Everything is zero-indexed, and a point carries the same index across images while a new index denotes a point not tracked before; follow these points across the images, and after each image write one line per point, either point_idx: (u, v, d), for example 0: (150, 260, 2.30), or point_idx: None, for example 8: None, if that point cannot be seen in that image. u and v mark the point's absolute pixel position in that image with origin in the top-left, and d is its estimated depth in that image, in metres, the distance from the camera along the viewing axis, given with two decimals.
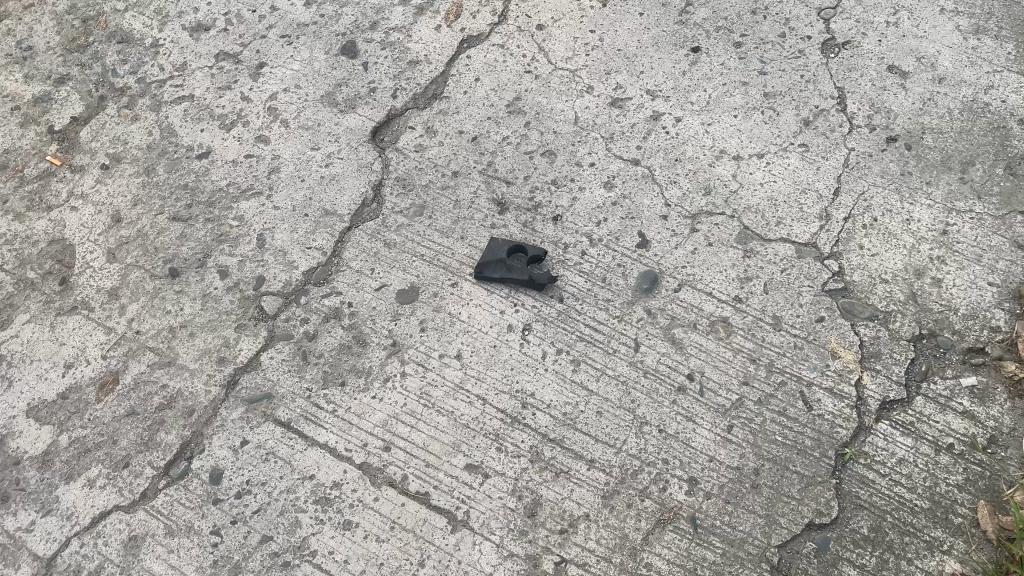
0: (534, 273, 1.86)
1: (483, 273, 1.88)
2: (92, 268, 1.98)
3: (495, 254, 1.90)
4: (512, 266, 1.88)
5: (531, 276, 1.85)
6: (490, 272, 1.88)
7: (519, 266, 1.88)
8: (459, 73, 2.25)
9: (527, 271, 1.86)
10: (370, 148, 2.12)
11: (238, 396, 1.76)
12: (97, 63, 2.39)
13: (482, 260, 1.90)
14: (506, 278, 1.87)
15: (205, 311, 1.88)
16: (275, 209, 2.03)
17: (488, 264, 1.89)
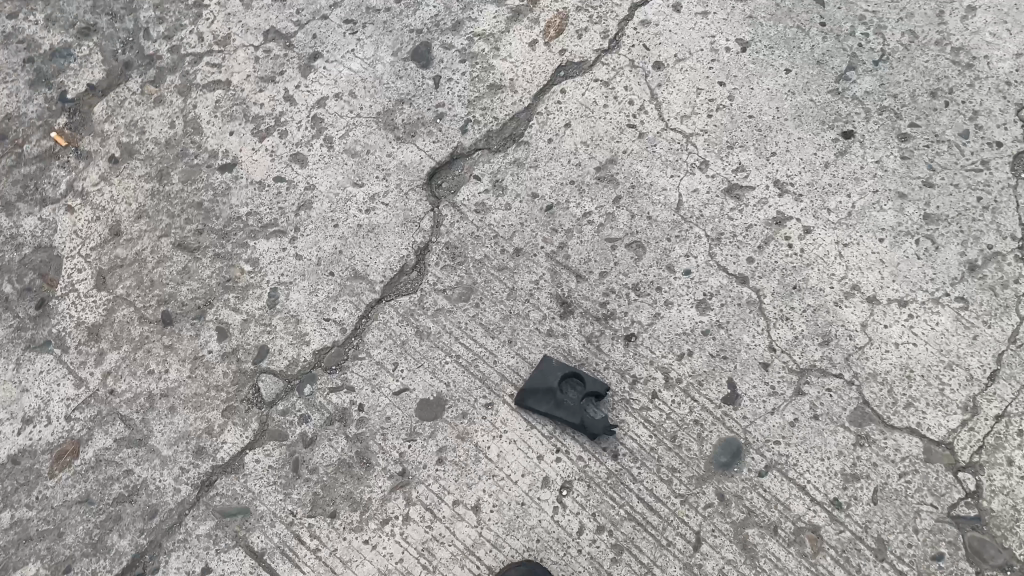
0: (589, 416, 1.49)
1: (527, 401, 1.51)
2: (76, 293, 1.68)
3: (545, 378, 1.53)
4: (564, 399, 1.51)
5: (585, 420, 1.48)
6: (536, 400, 1.51)
7: (573, 401, 1.51)
8: (547, 113, 1.82)
9: (581, 411, 1.49)
10: (423, 197, 1.73)
11: (210, 505, 1.47)
12: (131, 17, 1.99)
13: (528, 383, 1.53)
14: (553, 413, 1.50)
15: (192, 380, 1.58)
16: (297, 258, 1.68)
17: (535, 390, 1.52)
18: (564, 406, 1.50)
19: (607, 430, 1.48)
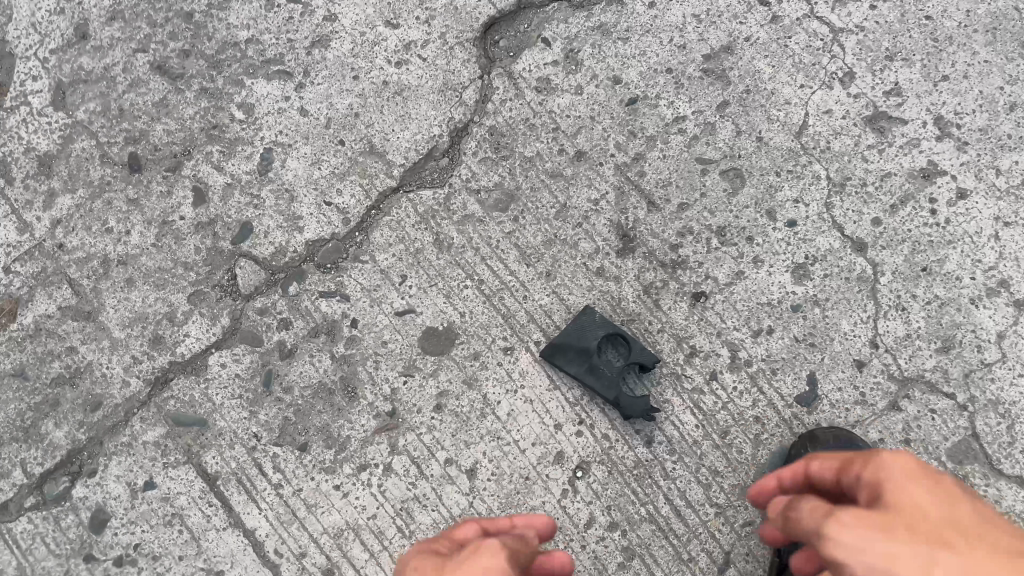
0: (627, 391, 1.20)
1: (556, 356, 1.22)
2: (28, 107, 1.35)
3: (583, 332, 1.22)
4: (600, 364, 1.21)
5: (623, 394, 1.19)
6: (567, 359, 1.22)
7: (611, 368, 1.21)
8: None
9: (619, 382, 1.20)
10: (472, 57, 1.32)
11: (161, 409, 1.24)
12: None
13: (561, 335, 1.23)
14: (584, 378, 1.20)
15: (157, 250, 1.29)
16: (301, 113, 1.32)
17: (567, 346, 1.22)
18: (599, 373, 1.21)
19: (645, 412, 1.19)
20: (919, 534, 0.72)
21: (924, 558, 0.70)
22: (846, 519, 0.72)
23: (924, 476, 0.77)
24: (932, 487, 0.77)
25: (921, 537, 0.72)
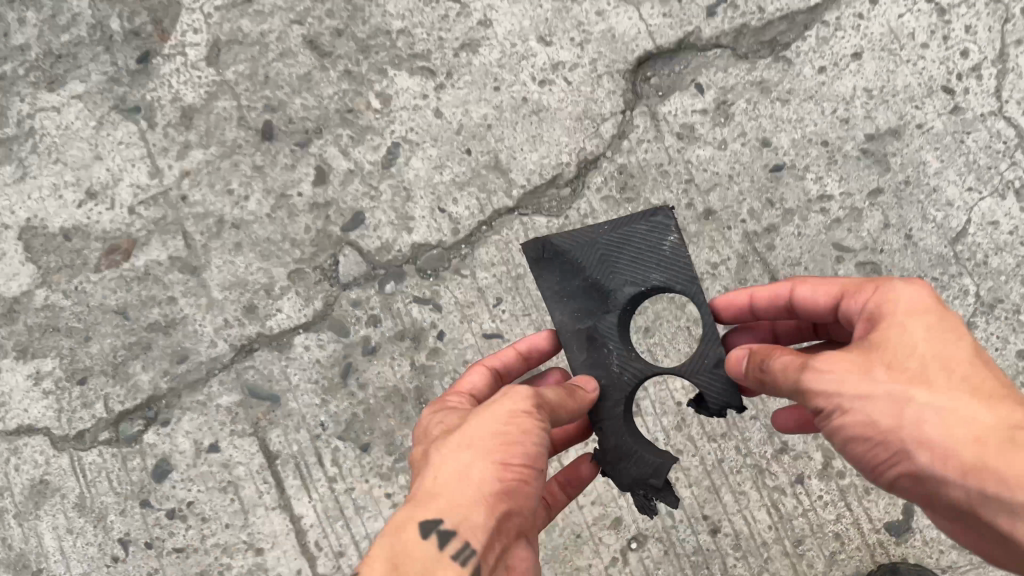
0: (622, 434, 0.94)
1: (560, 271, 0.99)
2: (185, 58, 1.38)
3: (612, 261, 0.98)
4: (601, 329, 0.98)
5: (615, 445, 0.95)
6: (569, 276, 0.98)
7: (613, 338, 0.98)
8: (835, 28, 1.25)
9: (619, 424, 0.95)
10: (619, 89, 1.28)
11: (240, 376, 1.26)
12: None
13: (582, 246, 0.99)
14: (574, 346, 0.98)
15: (271, 221, 1.31)
16: (435, 114, 1.31)
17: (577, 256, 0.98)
18: (600, 346, 0.98)
19: (630, 486, 0.94)
20: (905, 375, 0.77)
21: (903, 402, 0.76)
22: (833, 359, 0.79)
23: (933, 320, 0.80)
24: (956, 344, 0.79)
25: (911, 381, 0.76)
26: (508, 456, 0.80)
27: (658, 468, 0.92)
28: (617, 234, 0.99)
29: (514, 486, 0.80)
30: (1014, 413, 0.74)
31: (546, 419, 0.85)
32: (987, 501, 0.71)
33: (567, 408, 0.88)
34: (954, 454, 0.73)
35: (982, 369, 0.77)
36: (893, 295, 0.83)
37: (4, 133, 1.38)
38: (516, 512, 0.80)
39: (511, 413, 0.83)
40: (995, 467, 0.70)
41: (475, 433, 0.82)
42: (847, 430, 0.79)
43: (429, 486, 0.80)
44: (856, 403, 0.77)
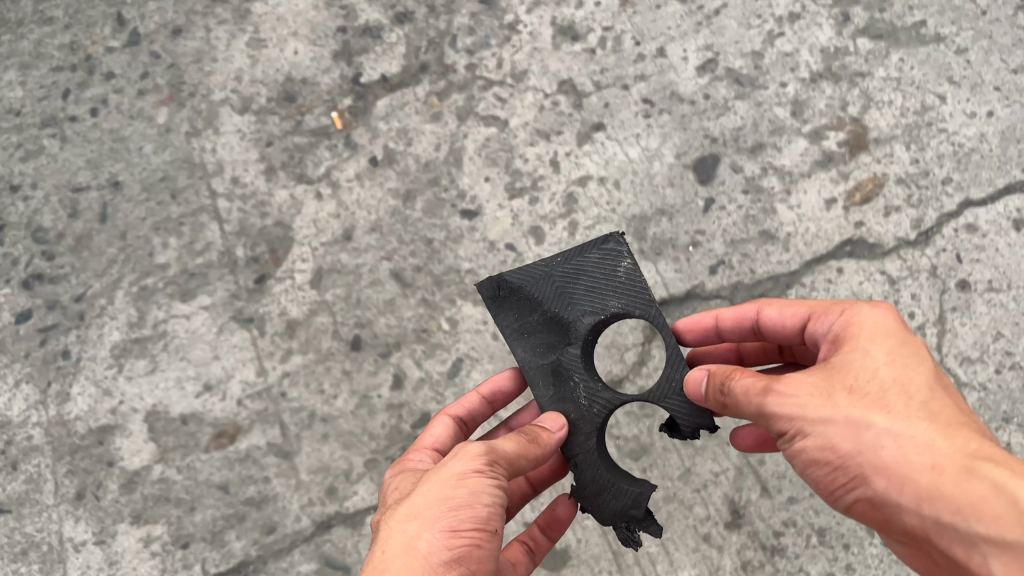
0: (599, 467, 1.24)
1: (528, 309, 1.31)
2: (293, 282, 1.75)
3: (568, 301, 1.29)
4: (566, 353, 1.29)
5: (597, 483, 1.25)
6: (532, 318, 1.30)
7: (576, 362, 1.28)
8: (811, 287, 1.65)
9: (596, 466, 1.24)
10: (640, 327, 1.67)
11: (317, 548, 1.62)
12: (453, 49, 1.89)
13: (542, 285, 1.30)
14: (543, 373, 1.28)
15: (354, 415, 1.66)
16: (493, 337, 1.67)
17: (534, 299, 1.30)
18: (566, 378, 1.28)
19: (612, 517, 1.25)
20: (867, 403, 1.03)
21: (865, 426, 1.01)
22: (807, 390, 1.05)
23: (891, 356, 1.07)
24: (910, 375, 1.06)
25: (873, 409, 1.02)
26: (457, 525, 1.05)
27: (637, 500, 1.23)
28: (566, 270, 1.30)
29: (460, 546, 1.04)
30: (956, 439, 1.00)
31: (495, 482, 1.09)
32: (934, 511, 0.97)
33: (516, 457, 1.14)
34: (911, 483, 0.98)
35: (932, 396, 1.04)
36: (857, 328, 1.12)
37: (143, 334, 1.74)
38: (472, 573, 1.05)
39: (456, 483, 1.08)
40: (944, 484, 0.96)
41: (431, 502, 1.07)
42: (811, 451, 1.05)
43: (392, 560, 1.04)
44: (825, 427, 1.03)
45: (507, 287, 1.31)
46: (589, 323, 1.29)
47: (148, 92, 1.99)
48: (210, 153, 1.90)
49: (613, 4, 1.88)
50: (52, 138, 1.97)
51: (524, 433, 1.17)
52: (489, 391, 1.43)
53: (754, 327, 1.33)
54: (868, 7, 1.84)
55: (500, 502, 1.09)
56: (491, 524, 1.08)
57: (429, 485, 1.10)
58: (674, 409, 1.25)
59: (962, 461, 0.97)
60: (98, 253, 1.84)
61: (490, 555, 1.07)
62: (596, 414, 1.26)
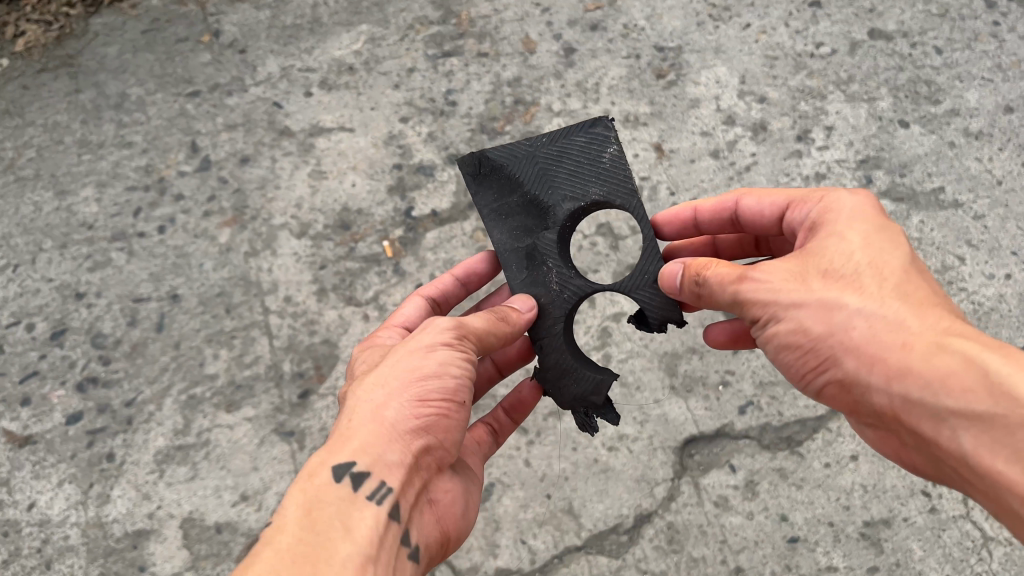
0: (563, 351, 1.49)
1: (509, 190, 1.54)
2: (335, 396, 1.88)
3: (552, 188, 1.53)
4: (543, 236, 1.52)
5: (561, 367, 1.49)
6: (519, 199, 1.54)
7: (551, 245, 1.51)
8: (837, 432, 1.71)
9: (561, 352, 1.48)
10: (670, 461, 1.70)
11: None
12: None
13: (525, 171, 1.54)
14: (519, 252, 1.52)
15: None
16: (525, 464, 1.71)
17: (517, 184, 1.54)
18: (540, 264, 1.51)
19: (571, 401, 1.49)
20: (838, 281, 1.15)
21: (838, 306, 1.13)
22: (783, 276, 1.18)
23: (870, 239, 1.19)
24: (889, 257, 1.17)
25: (847, 287, 1.14)
26: (425, 396, 1.25)
27: (597, 387, 1.47)
28: (551, 157, 1.54)
29: (425, 416, 1.25)
30: (927, 315, 1.09)
31: (459, 359, 1.30)
32: (905, 385, 1.06)
33: (483, 334, 1.34)
34: (880, 362, 1.09)
35: (905, 278, 1.15)
36: (834, 214, 1.25)
37: (187, 441, 1.86)
38: (436, 439, 1.27)
39: (424, 359, 1.28)
40: (913, 359, 1.06)
41: (401, 376, 1.27)
42: (785, 334, 1.18)
43: (361, 428, 1.23)
44: (798, 311, 1.16)
45: (487, 163, 1.55)
46: (569, 209, 1.52)
47: (212, 213, 2.13)
48: (266, 272, 2.03)
49: (650, 157, 2.04)
50: (120, 252, 2.10)
51: (495, 313, 1.37)
52: (461, 273, 1.70)
53: (732, 216, 1.51)
54: (888, 172, 1.99)
55: (465, 375, 1.30)
56: (458, 396, 1.29)
57: (399, 356, 1.30)
58: (644, 302, 1.47)
59: (935, 340, 1.06)
60: (152, 361, 1.95)
61: (454, 425, 1.29)
62: (566, 298, 1.50)
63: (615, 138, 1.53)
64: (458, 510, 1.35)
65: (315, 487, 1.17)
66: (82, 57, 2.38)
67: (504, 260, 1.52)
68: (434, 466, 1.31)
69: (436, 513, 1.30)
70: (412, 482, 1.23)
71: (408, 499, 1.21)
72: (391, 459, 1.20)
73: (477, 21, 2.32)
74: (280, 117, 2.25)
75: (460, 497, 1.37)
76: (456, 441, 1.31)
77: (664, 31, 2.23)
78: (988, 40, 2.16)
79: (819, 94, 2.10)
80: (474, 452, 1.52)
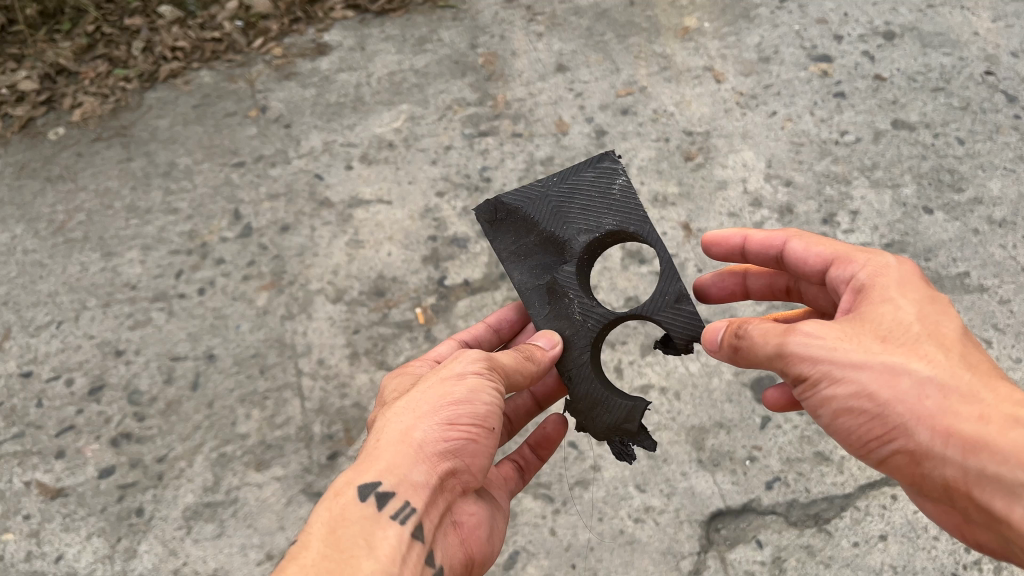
0: (593, 380, 1.52)
1: (525, 231, 1.61)
2: None
3: (566, 219, 1.60)
4: (562, 270, 1.58)
5: (593, 397, 1.52)
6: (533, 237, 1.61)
7: (570, 277, 1.57)
8: (866, 511, 1.70)
9: (591, 381, 1.52)
10: (697, 534, 1.69)
11: None
12: None
13: (539, 210, 1.61)
14: (541, 288, 1.57)
15: None
16: (550, 532, 1.72)
17: (532, 220, 1.62)
18: (562, 296, 1.57)
19: (606, 430, 1.52)
20: (897, 348, 1.16)
21: (900, 372, 1.13)
22: (837, 337, 1.18)
23: (924, 308, 1.20)
24: (946, 327, 1.18)
25: (907, 355, 1.15)
26: (454, 421, 1.27)
27: (630, 415, 1.51)
28: (562, 195, 1.62)
29: (454, 440, 1.26)
30: (993, 390, 1.10)
31: (489, 386, 1.31)
32: (978, 457, 1.05)
33: (512, 364, 1.38)
34: (956, 434, 1.08)
35: (964, 350, 1.16)
36: (883, 277, 1.26)
37: (216, 498, 1.88)
38: (464, 464, 1.29)
39: (454, 384, 1.30)
40: (988, 430, 1.05)
41: (431, 401, 1.29)
42: (842, 398, 1.17)
43: (389, 448, 1.25)
44: (859, 373, 1.15)
45: (502, 209, 1.63)
46: (585, 240, 1.59)
47: (251, 277, 2.20)
48: (301, 335, 2.09)
49: (678, 235, 2.10)
50: (160, 311, 2.17)
51: (523, 352, 1.42)
52: (493, 320, 1.77)
53: (777, 253, 1.53)
54: (914, 256, 2.03)
55: (496, 402, 1.31)
56: (489, 422, 1.30)
57: (430, 383, 1.33)
58: (668, 323, 1.52)
59: (1008, 414, 1.06)
60: (185, 419, 1.99)
61: (483, 451, 1.31)
62: (591, 328, 1.55)
63: (622, 169, 1.62)
64: (483, 536, 1.37)
65: (340, 504, 1.21)
66: (135, 128, 2.51)
67: (528, 298, 1.57)
68: (460, 492, 1.33)
69: (461, 537, 1.33)
70: (437, 504, 1.26)
71: (431, 521, 1.24)
72: (416, 480, 1.22)
73: (513, 104, 2.43)
74: (321, 188, 2.34)
75: (485, 523, 1.39)
76: (484, 467, 1.33)
77: (692, 117, 2.33)
78: (1009, 133, 2.23)
79: (843, 179, 2.17)
80: (501, 484, 1.54)
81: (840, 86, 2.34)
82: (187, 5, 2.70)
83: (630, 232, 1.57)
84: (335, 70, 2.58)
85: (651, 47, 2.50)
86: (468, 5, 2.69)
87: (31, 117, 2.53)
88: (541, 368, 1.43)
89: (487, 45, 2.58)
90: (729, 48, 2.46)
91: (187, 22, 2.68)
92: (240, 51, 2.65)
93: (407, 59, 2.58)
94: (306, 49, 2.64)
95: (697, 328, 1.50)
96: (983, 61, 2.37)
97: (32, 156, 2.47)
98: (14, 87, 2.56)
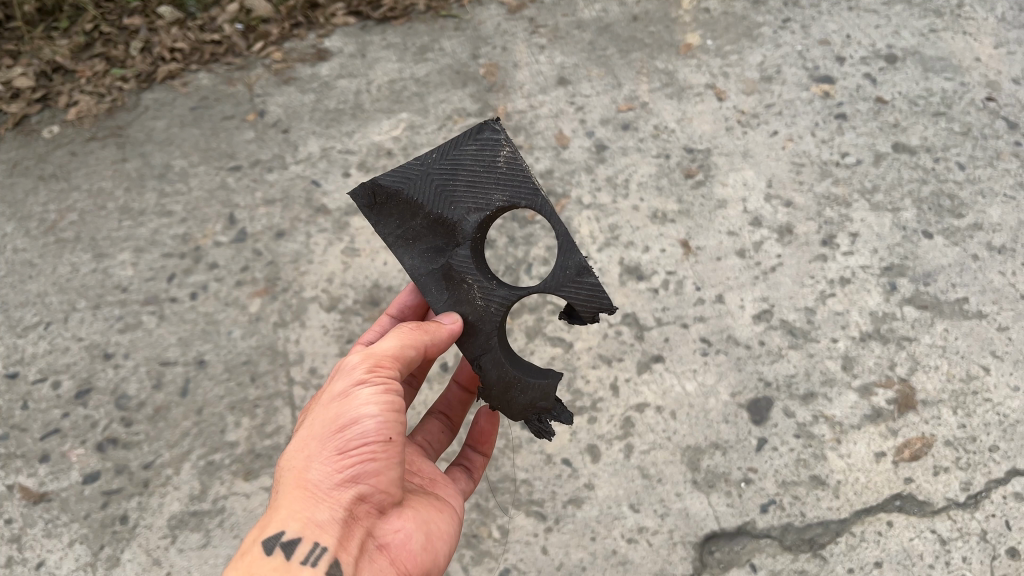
0: (502, 363, 1.52)
1: (412, 213, 1.56)
2: None
3: (453, 200, 1.53)
4: (457, 254, 1.54)
5: (505, 380, 1.52)
6: (424, 226, 1.56)
7: (466, 263, 1.53)
8: (861, 537, 1.70)
9: (502, 367, 1.51)
10: (690, 555, 1.69)
11: None
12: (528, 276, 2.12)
13: (422, 190, 1.54)
14: (435, 274, 1.54)
15: None
16: (542, 550, 1.71)
17: (412, 201, 1.54)
18: (460, 284, 1.53)
19: (524, 414, 1.53)
20: None
21: None
22: None
23: None
24: None
25: None
26: (346, 447, 1.28)
27: (544, 395, 1.51)
28: (444, 172, 1.53)
29: (349, 466, 1.27)
30: None
31: (369, 394, 1.30)
32: None
33: (394, 354, 1.37)
34: None
35: None
36: None
37: (202, 508, 1.86)
38: (370, 486, 1.30)
39: (336, 405, 1.31)
40: None
41: (319, 433, 1.30)
42: None
43: (287, 495, 1.28)
44: None
45: (382, 192, 1.55)
46: (474, 220, 1.53)
47: (245, 283, 2.17)
48: (293, 343, 2.06)
49: (677, 252, 2.08)
50: (151, 315, 2.14)
51: (407, 332, 1.40)
52: (396, 312, 1.76)
53: None
54: (913, 280, 2.03)
55: (382, 408, 1.30)
56: (385, 434, 1.30)
57: (317, 413, 1.33)
58: (572, 297, 1.47)
59: None
60: (173, 425, 1.97)
61: (389, 466, 1.31)
62: (494, 312, 1.52)
63: (504, 136, 1.51)
64: (419, 549, 1.37)
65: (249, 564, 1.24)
66: (131, 129, 2.49)
67: (423, 285, 1.55)
68: (380, 513, 1.34)
69: (393, 558, 1.33)
70: (352, 535, 1.28)
71: (348, 554, 1.25)
72: (321, 520, 1.25)
73: (513, 115, 2.42)
74: (317, 195, 2.32)
75: (421, 534, 1.38)
76: (396, 480, 1.33)
77: (693, 134, 2.32)
78: (1010, 159, 2.24)
79: (843, 201, 2.16)
80: (448, 484, 1.56)
81: (842, 108, 2.34)
82: (188, 6, 2.68)
83: (520, 207, 1.50)
84: (334, 76, 2.56)
85: (653, 62, 2.50)
86: (470, 14, 2.67)
87: (25, 114, 2.50)
88: (434, 338, 1.42)
89: (489, 56, 2.57)
90: (731, 67, 2.45)
91: (187, 24, 2.66)
92: (239, 54, 2.62)
93: (408, 68, 2.57)
94: (306, 54, 2.62)
95: (601, 303, 1.45)
96: (984, 87, 2.37)
97: (25, 153, 2.44)
98: (9, 84, 2.53)
